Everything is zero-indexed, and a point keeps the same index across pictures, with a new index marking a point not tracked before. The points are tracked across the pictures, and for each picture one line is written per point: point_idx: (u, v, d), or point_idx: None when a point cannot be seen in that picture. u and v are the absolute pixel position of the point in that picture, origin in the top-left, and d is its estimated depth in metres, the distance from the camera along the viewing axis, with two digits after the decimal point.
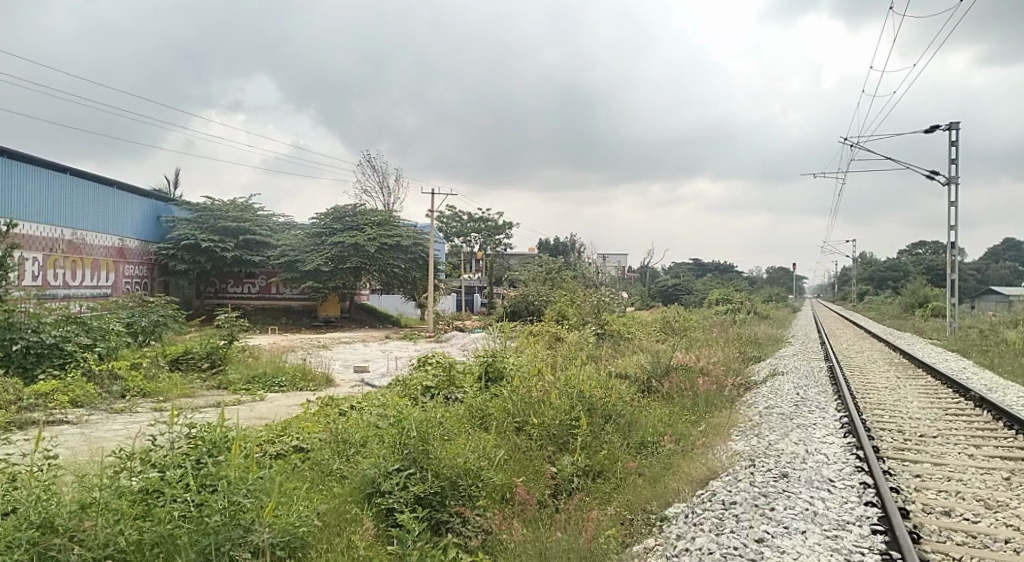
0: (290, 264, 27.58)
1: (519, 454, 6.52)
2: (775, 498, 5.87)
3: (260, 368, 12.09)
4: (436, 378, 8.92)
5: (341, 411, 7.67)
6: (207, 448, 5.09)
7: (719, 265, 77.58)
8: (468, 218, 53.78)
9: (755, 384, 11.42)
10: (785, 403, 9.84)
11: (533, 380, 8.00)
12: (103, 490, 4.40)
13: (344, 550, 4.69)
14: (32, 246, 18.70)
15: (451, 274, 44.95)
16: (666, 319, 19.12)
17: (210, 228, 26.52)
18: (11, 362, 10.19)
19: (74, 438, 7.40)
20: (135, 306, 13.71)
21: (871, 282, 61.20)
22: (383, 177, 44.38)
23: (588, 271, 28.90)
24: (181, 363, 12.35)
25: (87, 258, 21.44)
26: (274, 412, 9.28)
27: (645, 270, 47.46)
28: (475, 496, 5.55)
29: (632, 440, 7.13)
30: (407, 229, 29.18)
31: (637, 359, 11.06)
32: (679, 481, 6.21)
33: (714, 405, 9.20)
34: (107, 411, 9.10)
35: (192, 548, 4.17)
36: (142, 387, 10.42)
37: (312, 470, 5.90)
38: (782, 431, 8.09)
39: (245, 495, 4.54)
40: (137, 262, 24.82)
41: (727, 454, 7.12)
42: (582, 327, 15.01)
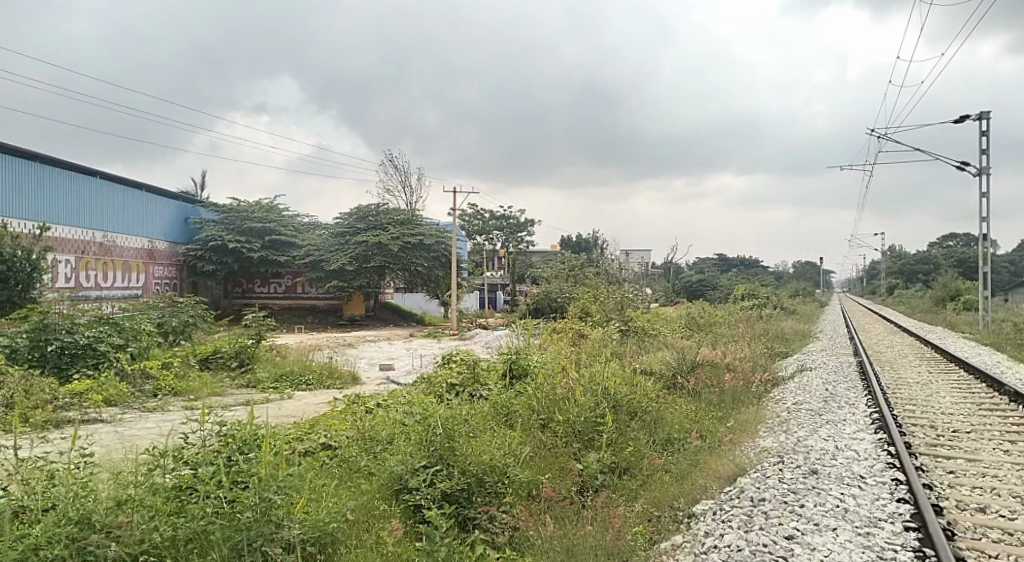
0: (315, 263, 27.84)
1: (544, 451, 6.53)
2: (805, 495, 5.80)
3: (287, 367, 12.23)
4: (461, 376, 8.94)
5: (368, 409, 7.73)
6: (237, 445, 5.18)
7: (743, 260, 76.83)
8: (490, 216, 53.83)
9: (783, 380, 11.28)
10: (814, 399, 9.71)
11: (558, 377, 8.00)
12: (139, 487, 4.49)
13: (373, 546, 4.73)
14: (65, 248, 19.10)
15: (474, 272, 45.02)
16: (691, 315, 18.99)
17: (236, 229, 26.87)
18: (46, 363, 10.41)
19: (108, 437, 7.55)
20: (165, 306, 13.93)
21: (901, 276, 60.20)
22: (405, 176, 44.58)
23: (612, 267, 28.79)
24: (210, 362, 12.52)
25: (118, 260, 21.85)
26: (301, 410, 9.36)
27: (668, 267, 47.14)
28: (501, 493, 5.57)
29: (658, 437, 7.09)
30: (429, 228, 29.31)
31: (663, 355, 10.99)
32: (707, 478, 6.18)
33: (741, 402, 9.12)
34: (140, 410, 9.27)
35: (226, 544, 4.25)
36: (173, 386, 10.60)
37: (340, 467, 5.95)
38: (811, 427, 8.01)
39: (277, 491, 4.60)
40: (166, 263, 25.24)
41: (755, 451, 7.06)
42: (605, 324, 14.95)
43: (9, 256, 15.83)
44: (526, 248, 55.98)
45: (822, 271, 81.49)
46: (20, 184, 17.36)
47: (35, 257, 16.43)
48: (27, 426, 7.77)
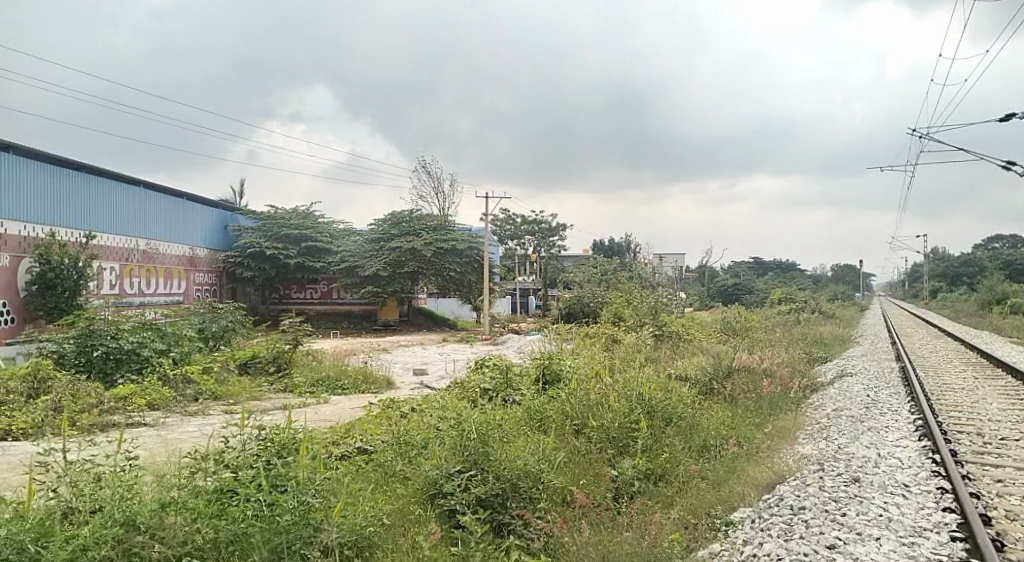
0: (350, 269, 28.15)
1: (579, 457, 6.50)
2: (846, 504, 5.68)
3: (323, 372, 12.39)
4: (494, 380, 8.95)
5: (402, 414, 7.78)
6: (276, 449, 5.27)
7: (780, 264, 75.63)
8: (522, 221, 53.87)
9: (822, 386, 11.07)
10: (855, 405, 9.50)
11: (592, 383, 7.94)
12: (182, 490, 4.59)
13: (410, 550, 4.76)
14: (110, 256, 19.66)
15: (507, 277, 45.11)
16: (727, 319, 18.73)
17: (274, 236, 27.33)
18: (92, 367, 10.71)
19: (151, 440, 7.75)
20: (206, 312, 14.21)
21: (944, 279, 58.57)
22: (437, 183, 44.88)
23: (645, 271, 28.56)
24: (249, 367, 12.75)
25: (160, 267, 22.38)
26: (338, 414, 9.47)
27: (703, 271, 46.60)
28: (536, 498, 5.55)
29: (694, 443, 7.00)
30: (462, 233, 29.42)
31: (699, 360, 10.86)
32: (744, 485, 6.08)
33: (778, 408, 8.99)
34: (182, 414, 9.47)
35: (265, 547, 4.33)
36: (213, 391, 10.79)
37: (376, 471, 6.01)
38: (852, 434, 7.84)
39: (314, 495, 4.69)
40: (206, 270, 25.77)
41: (794, 458, 6.94)
42: (639, 328, 14.83)
43: (58, 263, 16.38)
44: (558, 253, 55.88)
45: (861, 275, 79.71)
46: (67, 193, 17.90)
47: (81, 265, 16.95)
48: (74, 429, 8.01)
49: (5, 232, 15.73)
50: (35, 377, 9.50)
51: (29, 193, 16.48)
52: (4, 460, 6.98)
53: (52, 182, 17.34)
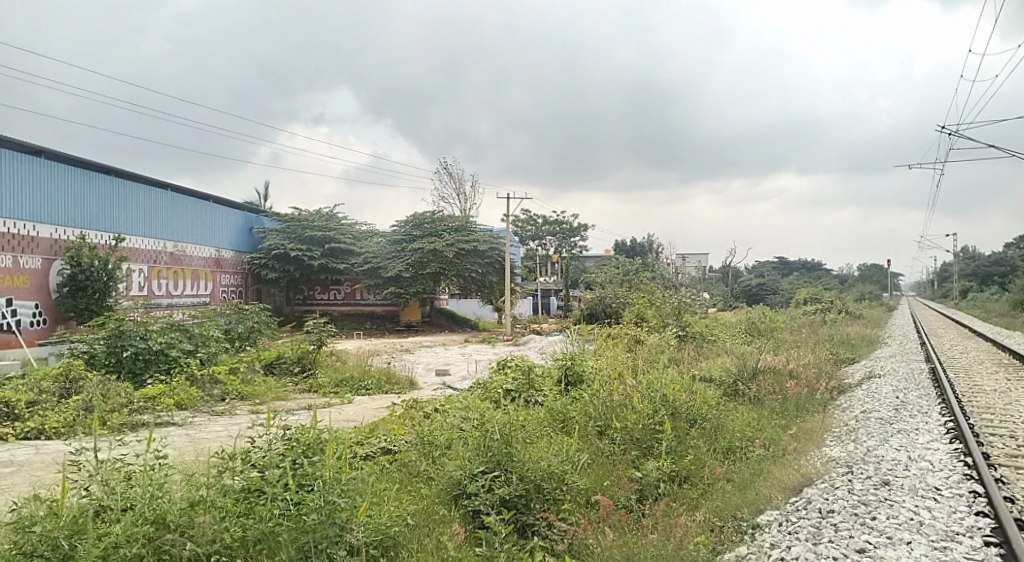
0: (373, 270, 28.31)
1: (603, 458, 6.46)
2: (876, 507, 5.60)
3: (347, 373, 12.46)
4: (516, 381, 8.93)
5: (426, 414, 7.81)
6: (302, 448, 5.30)
7: (805, 264, 74.64)
8: (544, 221, 53.87)
9: (850, 387, 10.90)
10: (883, 407, 9.36)
11: (615, 384, 7.91)
12: (210, 489, 4.64)
13: (434, 550, 4.77)
14: (138, 258, 19.98)
15: (528, 278, 45.11)
16: (752, 321, 18.49)
17: (298, 238, 27.61)
18: (122, 368, 10.90)
19: (180, 439, 7.88)
20: (232, 312, 14.42)
21: (975, 278, 57.33)
22: (459, 183, 44.99)
23: (668, 272, 28.33)
24: (274, 368, 12.87)
25: (187, 269, 22.72)
26: (362, 415, 9.54)
27: (726, 270, 46.16)
28: (560, 500, 5.52)
29: (719, 445, 6.93)
30: (483, 234, 29.45)
31: (723, 361, 10.77)
32: (771, 487, 6.02)
33: (805, 409, 8.88)
34: (209, 413, 9.60)
35: (292, 546, 4.38)
36: (239, 391, 10.89)
37: (399, 471, 6.04)
38: (881, 437, 7.73)
39: (340, 494, 4.72)
40: (232, 272, 26.07)
41: (822, 460, 6.84)
42: (662, 329, 14.74)
43: (88, 265, 16.72)
44: (579, 254, 55.75)
45: (889, 274, 78.37)
46: (96, 197, 18.21)
47: (111, 267, 17.28)
48: (105, 429, 8.18)
49: (37, 234, 16.10)
50: (67, 377, 9.68)
51: (59, 196, 16.81)
52: (39, 458, 7.14)
53: (81, 186, 17.66)
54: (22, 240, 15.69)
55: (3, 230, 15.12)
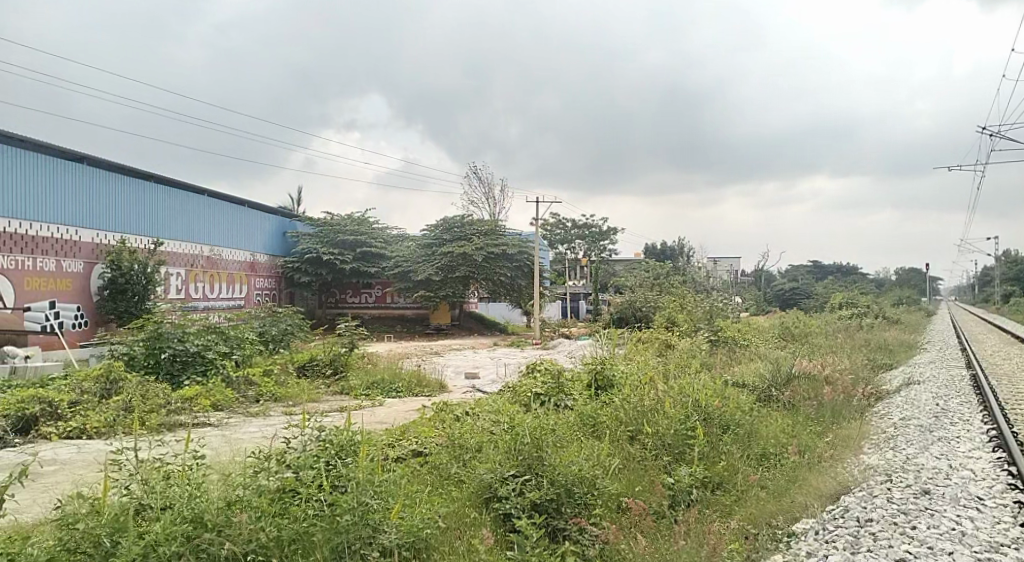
0: (403, 274, 28.53)
1: (635, 463, 6.42)
2: (916, 516, 5.48)
3: (378, 375, 12.57)
4: (546, 385, 8.92)
5: (456, 416, 7.84)
6: (335, 450, 5.36)
7: (841, 267, 73.30)
8: (573, 225, 53.81)
9: (888, 393, 10.65)
10: (923, 414, 9.15)
11: (646, 388, 7.86)
12: (247, 488, 4.70)
13: (465, 553, 4.81)
14: (176, 262, 20.38)
15: (558, 282, 45.04)
16: (785, 325, 18.23)
17: (330, 242, 27.93)
18: (160, 369, 11.15)
19: (216, 440, 8.03)
20: (266, 316, 14.67)
21: (1019, 283, 55.78)
22: (488, 188, 45.17)
23: (699, 276, 28.06)
24: (307, 370, 13.01)
25: (223, 272, 23.13)
26: (393, 417, 9.60)
27: (759, 273, 45.67)
28: (591, 504, 5.48)
29: (753, 451, 6.85)
30: (513, 238, 29.47)
31: (756, 366, 10.63)
32: (807, 495, 5.92)
33: (842, 416, 8.70)
34: (244, 414, 9.77)
35: (326, 546, 4.46)
36: (273, 392, 11.04)
37: (431, 473, 6.08)
38: (921, 444, 7.55)
39: (373, 496, 4.78)
40: (265, 275, 26.48)
41: (860, 468, 6.71)
42: (693, 334, 14.62)
43: (128, 269, 17.15)
44: (609, 257, 55.53)
45: (928, 277, 76.54)
46: (136, 202, 18.64)
47: (149, 271, 17.69)
48: (144, 428, 8.36)
49: (79, 238, 16.55)
50: (108, 378, 9.91)
51: (100, 201, 17.23)
52: (81, 456, 7.34)
53: (121, 191, 18.10)
54: (65, 243, 16.13)
55: (47, 234, 15.59)
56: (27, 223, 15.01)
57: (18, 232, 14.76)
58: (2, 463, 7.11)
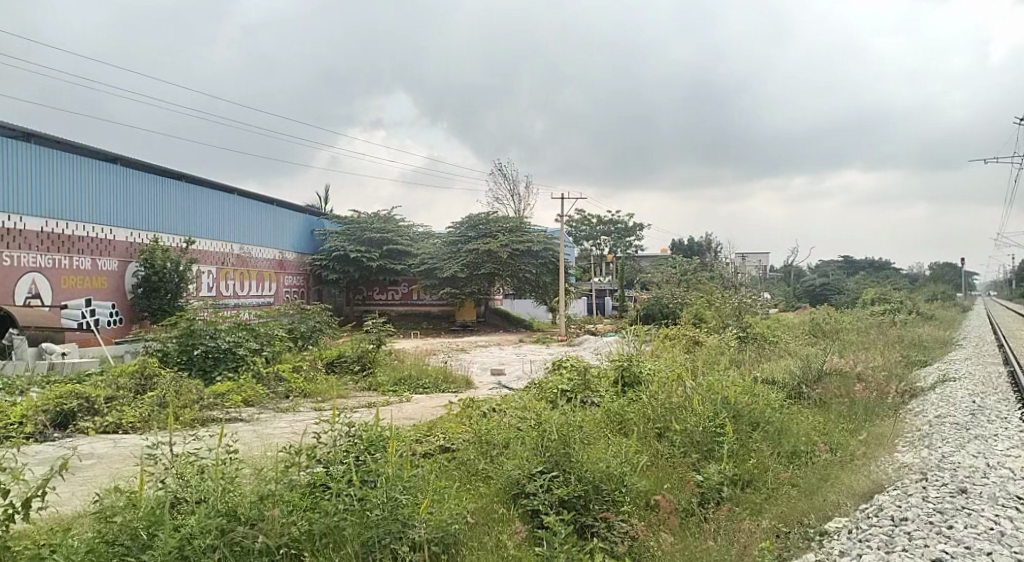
0: (429, 271, 28.67)
1: (663, 460, 6.38)
2: (953, 516, 5.38)
3: (406, 371, 12.68)
4: (572, 382, 8.89)
5: (482, 412, 7.86)
6: (365, 446, 5.41)
7: (873, 262, 72.03)
8: (598, 221, 53.62)
9: (922, 391, 10.45)
10: (959, 411, 8.95)
11: (674, 385, 7.80)
12: (279, 483, 4.79)
13: (494, 549, 4.83)
14: (207, 260, 20.72)
15: (583, 278, 44.92)
16: (815, 321, 17.96)
17: (357, 239, 28.17)
18: (193, 365, 11.35)
19: (248, 435, 8.15)
20: (295, 313, 14.85)
21: None
22: (513, 184, 45.23)
23: (727, 271, 27.77)
24: (336, 366, 13.14)
25: (253, 270, 23.46)
26: (420, 413, 9.66)
27: (789, 269, 45.07)
28: (619, 501, 5.45)
29: (783, 449, 6.77)
30: (538, 235, 29.42)
31: (786, 363, 10.48)
32: (839, 493, 5.84)
33: (875, 413, 8.56)
34: (275, 410, 9.91)
35: (357, 540, 4.51)
36: (303, 388, 11.19)
37: (459, 469, 6.10)
38: (957, 443, 7.40)
39: (402, 491, 4.83)
40: (294, 272, 26.80)
41: (894, 466, 6.59)
42: (722, 330, 14.48)
43: (161, 267, 17.43)
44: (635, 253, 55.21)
45: (963, 272, 74.83)
46: (167, 202, 18.96)
47: (182, 269, 18.00)
48: (178, 424, 8.52)
49: (114, 237, 16.92)
50: (143, 374, 10.11)
51: (132, 201, 17.55)
52: (117, 451, 7.51)
53: (153, 191, 18.42)
54: (100, 243, 16.50)
55: (83, 233, 15.95)
56: (63, 223, 15.37)
57: (55, 232, 15.14)
58: (42, 457, 7.30)
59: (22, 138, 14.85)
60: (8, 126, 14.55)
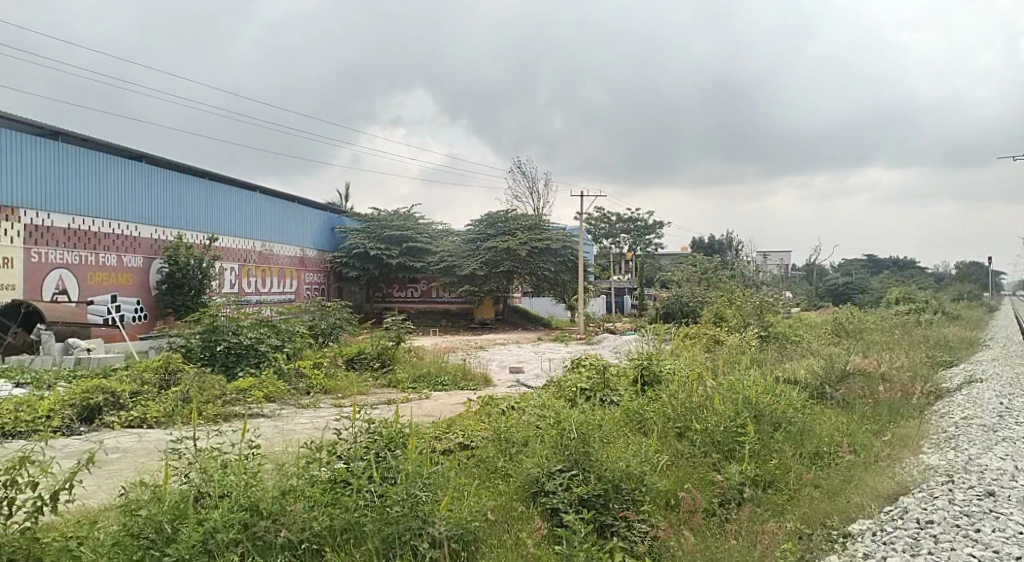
0: (448, 269, 28.74)
1: (683, 460, 6.34)
2: (980, 519, 5.29)
3: (425, 368, 12.73)
4: (591, 380, 8.85)
5: (501, 410, 7.87)
6: (386, 442, 5.43)
7: (898, 261, 71.02)
8: (618, 218, 53.43)
9: (948, 392, 10.27)
10: (986, 413, 8.79)
11: (695, 384, 7.76)
12: (300, 479, 4.84)
13: (513, 546, 4.84)
14: (229, 257, 20.94)
15: (602, 276, 44.76)
16: (838, 321, 17.73)
17: (377, 237, 28.33)
18: (216, 361, 11.49)
19: (270, 430, 8.23)
20: (316, 309, 14.96)
21: None
22: (532, 182, 45.30)
23: (748, 270, 27.51)
24: (356, 362, 13.21)
25: (274, 267, 23.67)
26: (439, 410, 9.69)
27: (811, 268, 44.55)
28: (639, 501, 5.41)
29: (805, 450, 6.69)
30: (557, 232, 29.36)
31: (808, 363, 10.35)
32: (863, 495, 5.77)
33: (899, 415, 8.44)
34: (296, 406, 10.00)
35: (377, 536, 4.53)
36: (323, 385, 11.29)
37: (477, 466, 6.11)
38: (985, 445, 7.27)
39: (422, 488, 4.85)
40: (315, 269, 27.01)
41: (919, 467, 6.51)
42: (743, 329, 14.37)
43: (185, 264, 17.65)
44: (655, 251, 54.96)
45: (990, 271, 73.61)
46: (191, 200, 19.19)
47: (205, 266, 18.21)
48: (201, 419, 8.62)
49: (138, 235, 17.16)
50: (167, 369, 10.22)
51: (156, 198, 17.75)
52: (142, 445, 7.62)
53: (176, 188, 18.61)
54: (125, 240, 16.73)
55: (108, 231, 16.19)
56: (90, 220, 15.61)
57: (81, 229, 15.37)
58: (69, 450, 7.42)
59: (49, 136, 15.08)
60: (36, 124, 14.79)
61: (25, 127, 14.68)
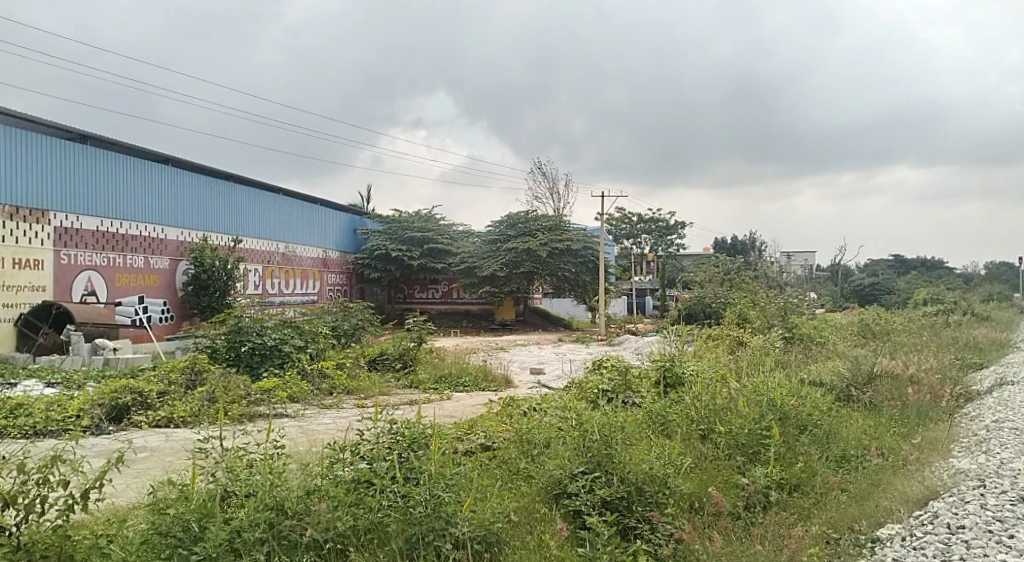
0: (468, 270, 28.79)
1: (707, 463, 6.28)
2: (1014, 524, 5.19)
3: (446, 369, 12.77)
4: (612, 382, 8.82)
5: (523, 411, 7.87)
6: (408, 442, 5.45)
7: (925, 262, 69.83)
8: (639, 219, 53.13)
9: (979, 395, 10.07)
10: (1018, 416, 8.62)
11: (718, 386, 7.69)
12: (324, 479, 4.88)
13: (536, 548, 4.84)
14: (253, 259, 21.18)
15: (623, 277, 44.57)
16: (865, 322, 17.46)
17: (399, 238, 28.47)
18: (241, 361, 11.62)
19: (294, 430, 8.31)
20: (338, 310, 15.07)
21: None
22: (552, 183, 45.26)
23: (772, 271, 27.21)
24: (378, 363, 13.28)
25: (297, 269, 23.89)
26: (461, 411, 9.72)
27: (836, 268, 43.96)
28: (663, 503, 5.36)
29: (832, 453, 6.59)
30: (577, 233, 29.27)
31: (834, 364, 10.21)
32: (892, 499, 5.68)
33: (928, 417, 8.30)
34: (320, 406, 10.08)
35: (400, 536, 4.55)
36: (346, 385, 11.39)
37: (500, 468, 6.11)
38: (1017, 449, 7.12)
39: (445, 489, 4.86)
40: (337, 271, 27.22)
41: (949, 472, 6.39)
42: (766, 330, 14.20)
43: (210, 265, 17.89)
44: (676, 252, 54.58)
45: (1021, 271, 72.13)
46: (216, 202, 19.44)
47: (230, 267, 18.43)
48: (227, 418, 8.73)
49: (165, 237, 17.42)
50: (193, 369, 10.36)
51: (182, 201, 18.02)
52: (170, 444, 7.74)
53: (202, 190, 18.88)
54: (151, 242, 16.99)
55: (136, 233, 16.45)
56: (118, 222, 15.89)
57: (109, 231, 15.63)
58: (98, 449, 7.55)
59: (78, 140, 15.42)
60: (65, 129, 15.19)
61: (54, 131, 15.05)
